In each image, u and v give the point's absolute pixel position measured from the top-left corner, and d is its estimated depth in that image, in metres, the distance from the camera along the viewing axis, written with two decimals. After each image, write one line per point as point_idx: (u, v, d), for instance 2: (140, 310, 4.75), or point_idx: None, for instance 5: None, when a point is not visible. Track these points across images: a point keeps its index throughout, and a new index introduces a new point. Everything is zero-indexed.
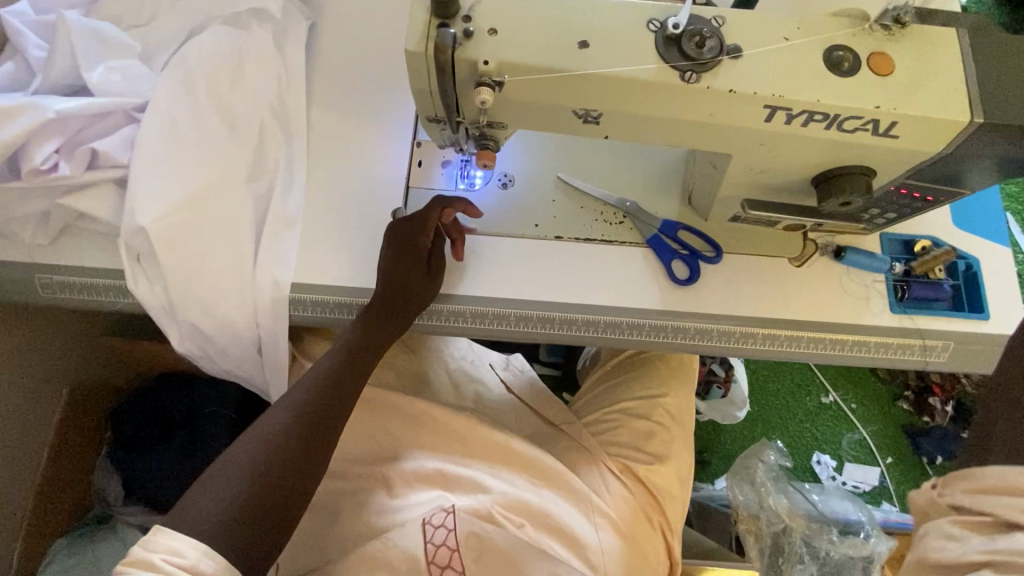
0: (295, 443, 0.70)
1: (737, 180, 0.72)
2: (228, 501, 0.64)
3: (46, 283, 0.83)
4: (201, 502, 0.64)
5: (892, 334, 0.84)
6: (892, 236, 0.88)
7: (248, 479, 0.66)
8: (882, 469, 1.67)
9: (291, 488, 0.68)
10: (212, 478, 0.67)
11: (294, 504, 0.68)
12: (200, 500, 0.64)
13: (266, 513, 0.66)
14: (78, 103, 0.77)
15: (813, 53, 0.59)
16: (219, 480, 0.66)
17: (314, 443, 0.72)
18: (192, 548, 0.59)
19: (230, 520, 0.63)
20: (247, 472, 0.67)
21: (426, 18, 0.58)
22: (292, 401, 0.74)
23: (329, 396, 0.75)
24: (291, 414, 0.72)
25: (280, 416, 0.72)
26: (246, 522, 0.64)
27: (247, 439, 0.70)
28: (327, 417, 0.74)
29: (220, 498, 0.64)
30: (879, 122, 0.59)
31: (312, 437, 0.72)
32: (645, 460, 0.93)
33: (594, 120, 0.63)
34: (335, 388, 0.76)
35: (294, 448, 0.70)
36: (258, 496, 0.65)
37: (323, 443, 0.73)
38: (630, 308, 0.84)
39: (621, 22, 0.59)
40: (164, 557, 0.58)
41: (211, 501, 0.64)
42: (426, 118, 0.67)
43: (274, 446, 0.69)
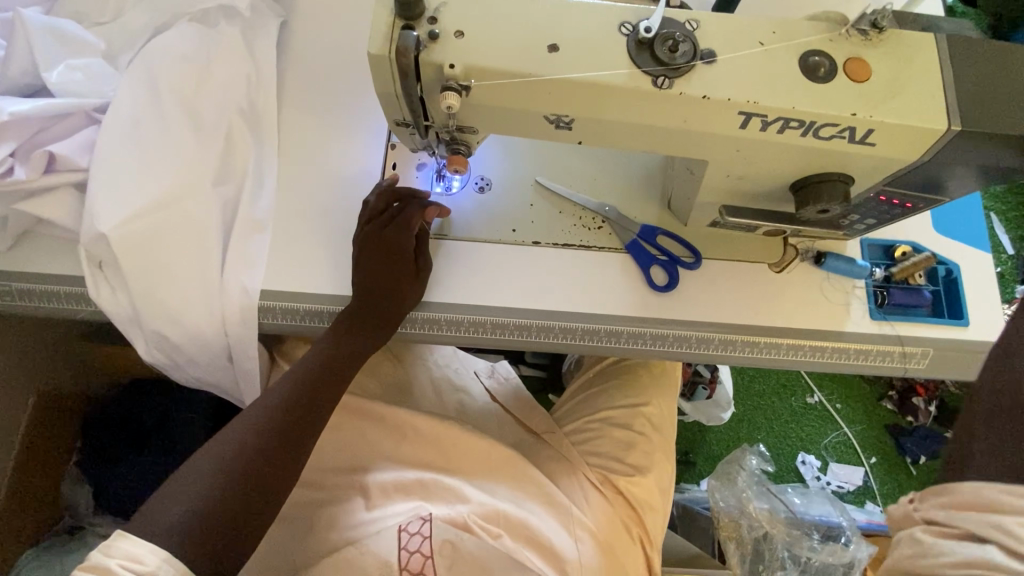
0: (266, 448, 0.68)
1: (715, 187, 0.71)
2: (195, 504, 0.63)
3: (4, 291, 0.80)
4: (167, 505, 0.63)
5: (871, 341, 0.84)
6: (872, 241, 0.88)
7: (216, 484, 0.65)
8: (866, 469, 1.67)
9: (261, 493, 0.67)
10: (180, 480, 0.65)
11: (264, 509, 0.67)
12: (166, 503, 0.63)
13: (233, 518, 0.64)
14: (35, 105, 0.74)
15: (788, 58, 0.57)
16: (187, 483, 0.65)
17: (288, 448, 0.70)
18: (153, 554, 0.58)
19: (194, 524, 0.61)
20: (216, 476, 0.65)
21: (389, 19, 0.55)
22: (266, 404, 0.72)
23: (304, 401, 0.73)
24: (263, 418, 0.70)
25: (252, 419, 0.70)
26: (213, 527, 0.62)
27: (219, 442, 0.69)
28: (302, 422, 0.72)
29: (186, 501, 0.63)
30: (856, 130, 0.58)
31: (285, 441, 0.70)
32: (626, 471, 0.91)
33: (566, 126, 0.61)
34: (310, 393, 0.74)
35: (264, 453, 0.68)
36: (225, 500, 0.64)
37: (297, 448, 0.71)
38: (608, 315, 0.83)
39: (592, 25, 0.57)
40: (120, 563, 0.56)
41: (177, 505, 0.63)
42: (394, 122, 0.65)
43: (244, 450, 0.67)
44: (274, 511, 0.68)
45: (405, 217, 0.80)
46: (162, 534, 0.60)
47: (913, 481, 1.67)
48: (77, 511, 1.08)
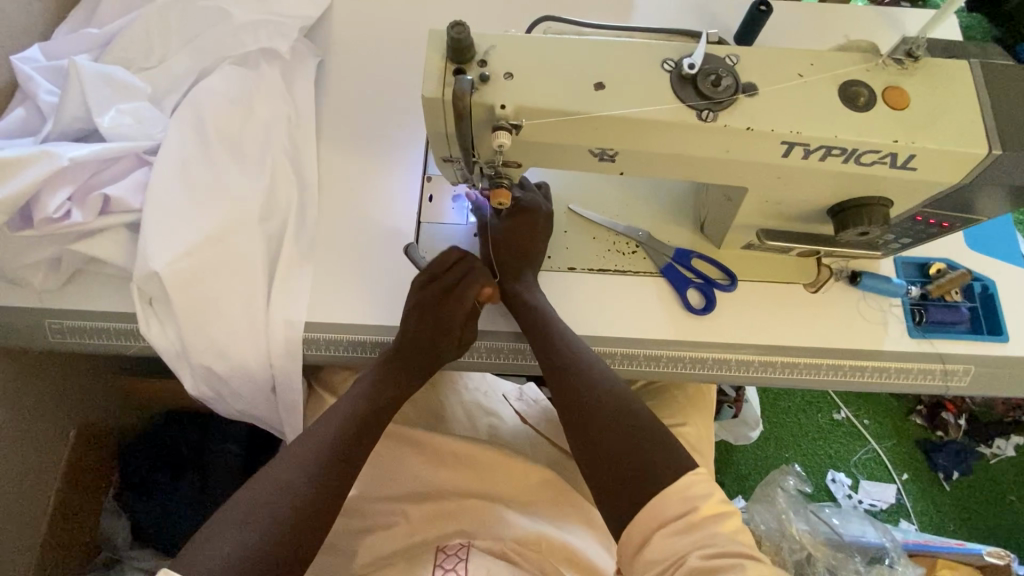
0: (313, 483, 0.70)
1: (753, 211, 0.72)
2: (241, 544, 0.64)
3: (56, 328, 0.82)
4: (213, 545, 0.64)
5: (912, 359, 0.84)
6: (906, 259, 0.88)
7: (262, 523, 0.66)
8: (899, 486, 1.65)
9: (305, 531, 0.67)
10: (229, 519, 0.66)
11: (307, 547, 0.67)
12: (215, 541, 0.64)
13: (274, 558, 0.64)
14: (91, 149, 0.77)
15: (828, 87, 0.59)
16: (235, 522, 0.66)
17: (331, 486, 0.71)
18: None
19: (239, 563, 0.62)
20: (264, 514, 0.66)
21: (441, 63, 0.58)
22: (308, 445, 0.73)
23: (349, 437, 0.75)
24: (309, 457, 0.72)
25: (300, 457, 0.72)
26: (258, 565, 0.63)
27: (263, 478, 0.70)
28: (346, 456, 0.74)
29: (234, 540, 0.64)
30: (897, 156, 0.59)
31: (331, 477, 0.71)
32: None
33: (610, 158, 0.63)
34: (356, 430, 0.76)
35: (311, 489, 0.69)
36: (272, 539, 0.65)
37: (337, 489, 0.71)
38: (647, 340, 0.83)
39: (635, 62, 0.59)
40: None
41: (225, 544, 0.64)
42: (441, 158, 0.67)
43: (292, 487, 0.69)
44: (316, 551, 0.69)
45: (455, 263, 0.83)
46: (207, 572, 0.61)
47: (947, 497, 1.64)
48: (113, 544, 1.08)
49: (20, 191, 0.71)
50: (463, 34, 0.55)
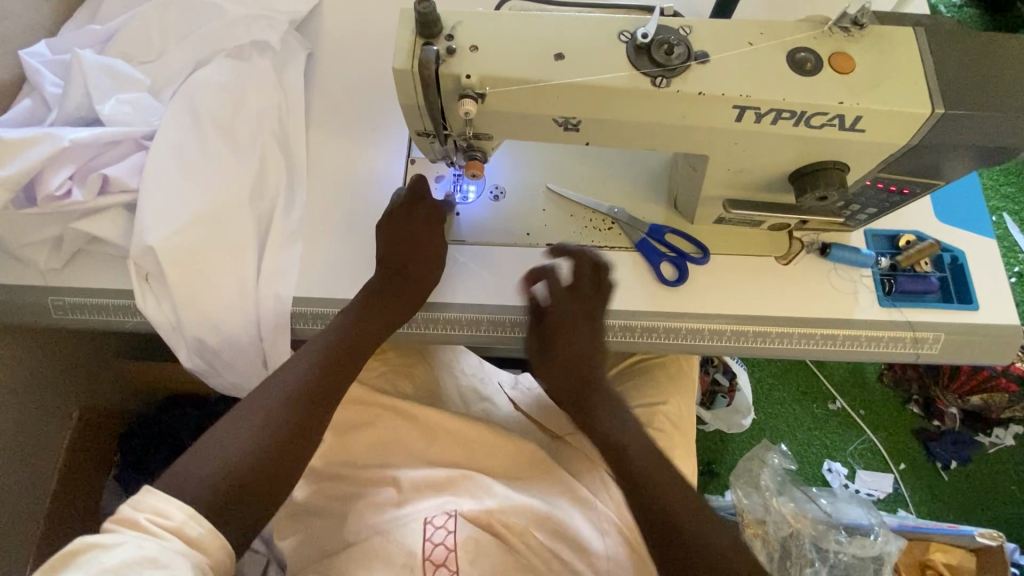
0: (293, 414, 0.73)
1: (718, 181, 0.75)
2: (221, 465, 0.66)
3: (59, 305, 0.86)
4: (194, 465, 0.65)
5: (882, 327, 0.86)
6: (876, 232, 0.90)
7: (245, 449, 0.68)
8: (896, 475, 1.65)
9: (284, 457, 0.70)
10: (209, 443, 0.68)
11: (287, 472, 0.70)
12: (194, 462, 0.66)
13: (259, 482, 0.67)
14: (90, 132, 0.81)
15: (777, 54, 0.62)
16: (216, 446, 0.68)
17: (311, 416, 0.74)
18: (179, 509, 0.58)
19: (225, 485, 0.64)
20: (243, 440, 0.69)
21: (411, 38, 0.62)
22: (287, 382, 0.76)
23: (328, 370, 0.78)
24: (288, 390, 0.75)
25: (279, 390, 0.74)
26: (239, 484, 0.65)
27: (243, 412, 0.72)
28: (324, 387, 0.77)
29: (213, 462, 0.66)
30: (844, 117, 0.62)
31: (308, 408, 0.74)
32: None
33: (574, 127, 0.66)
34: (333, 362, 0.79)
35: (290, 419, 0.72)
36: (252, 463, 0.67)
37: (315, 421, 0.74)
38: (623, 310, 0.86)
39: (594, 35, 0.63)
40: (148, 516, 0.56)
41: (206, 465, 0.65)
42: (417, 132, 0.70)
43: (271, 417, 0.72)
44: (296, 476, 0.72)
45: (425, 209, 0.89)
46: (191, 492, 0.62)
47: (944, 486, 1.64)
48: None
49: (25, 169, 0.77)
50: (429, 9, 0.59)
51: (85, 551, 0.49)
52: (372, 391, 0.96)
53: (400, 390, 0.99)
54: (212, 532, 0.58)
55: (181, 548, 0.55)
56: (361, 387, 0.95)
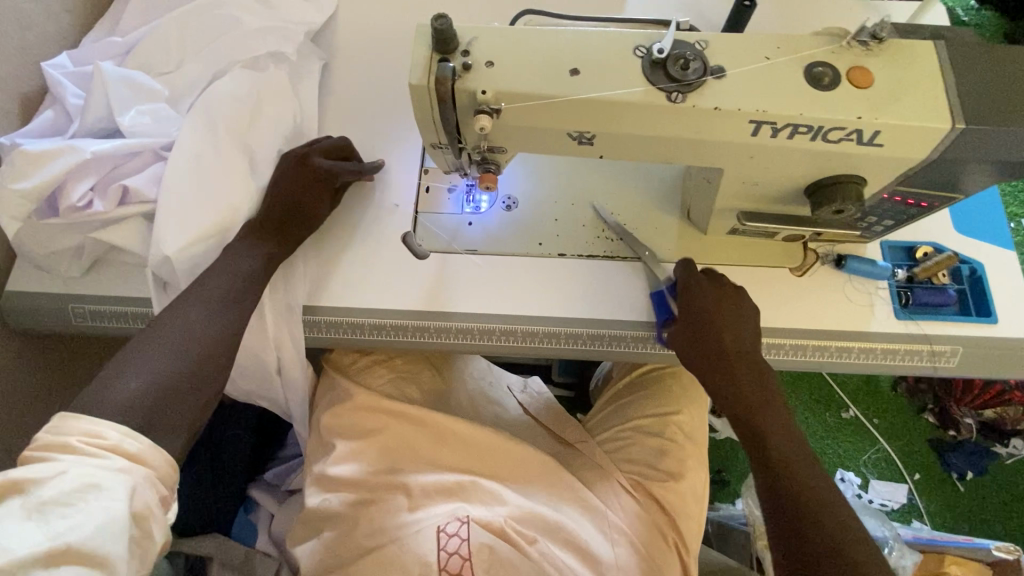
0: (208, 333, 0.74)
1: (733, 193, 0.75)
2: (141, 385, 0.67)
3: (79, 312, 0.87)
4: (111, 387, 0.66)
5: (899, 340, 0.85)
6: (893, 243, 0.90)
7: (163, 369, 0.70)
8: (909, 485, 1.63)
9: (202, 371, 0.72)
10: (123, 368, 0.68)
11: (209, 382, 0.72)
12: (111, 386, 0.66)
13: (182, 394, 0.69)
14: (112, 144, 0.83)
15: (794, 68, 0.61)
16: (130, 368, 0.68)
17: (226, 331, 0.76)
18: (113, 429, 0.60)
19: (150, 404, 0.66)
20: (158, 362, 0.70)
21: (426, 54, 0.62)
22: (194, 306, 0.76)
23: (238, 290, 0.79)
24: (199, 309, 0.75)
25: (189, 314, 0.75)
26: (161, 400, 0.67)
27: (157, 333, 0.73)
28: (236, 305, 0.78)
29: (130, 384, 0.67)
30: (863, 132, 0.61)
31: (223, 324, 0.76)
32: (658, 476, 0.90)
33: (588, 141, 0.66)
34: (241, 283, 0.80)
35: (206, 337, 0.74)
36: (171, 381, 0.69)
37: (233, 336, 0.76)
38: (635, 321, 0.86)
39: (609, 49, 0.63)
40: (81, 438, 0.58)
41: (121, 387, 0.66)
42: (430, 144, 0.71)
43: (186, 337, 0.73)
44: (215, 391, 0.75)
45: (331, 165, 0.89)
46: (114, 409, 0.64)
47: (960, 497, 1.61)
48: None
49: (47, 181, 0.80)
50: (445, 26, 0.59)
51: (27, 485, 0.52)
52: (382, 397, 0.96)
53: (412, 397, 0.99)
54: (152, 447, 0.60)
55: (122, 465, 0.57)
56: (372, 395, 0.95)
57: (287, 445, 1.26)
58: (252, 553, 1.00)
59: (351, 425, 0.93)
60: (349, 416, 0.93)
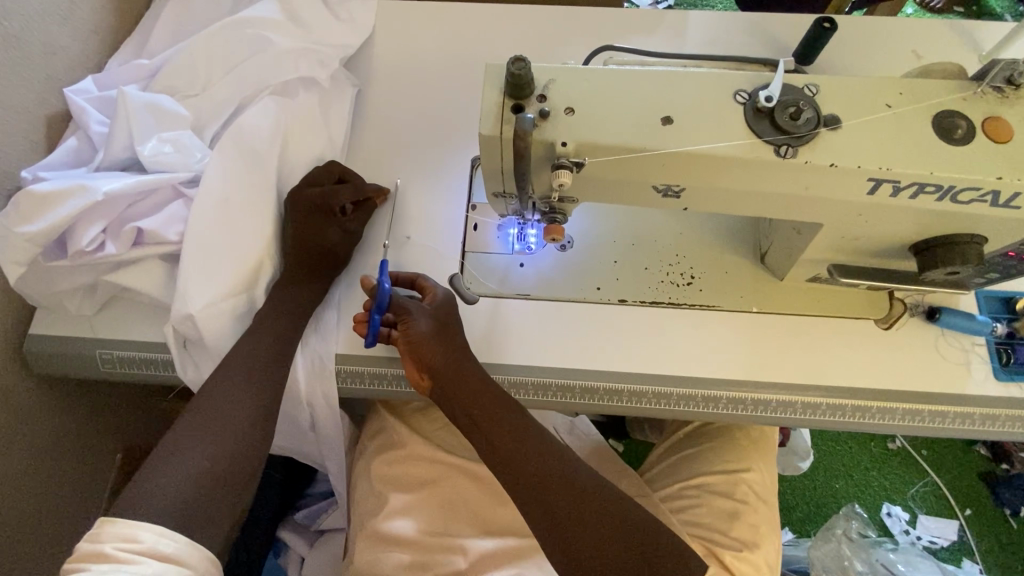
0: (244, 409, 0.72)
1: (825, 246, 0.67)
2: (181, 478, 0.66)
3: (106, 358, 0.81)
4: (152, 483, 0.65)
5: (999, 404, 0.77)
6: (989, 293, 0.81)
7: (203, 456, 0.69)
8: (961, 522, 1.54)
9: (241, 452, 0.71)
10: (162, 460, 0.68)
11: (250, 461, 0.71)
12: (152, 481, 0.66)
13: (223, 480, 0.68)
14: (126, 183, 0.76)
15: (920, 120, 0.53)
16: (169, 461, 0.67)
17: (262, 404, 0.74)
18: (148, 532, 0.60)
19: (192, 497, 0.65)
20: (196, 449, 0.69)
21: (498, 99, 0.55)
22: (225, 381, 0.73)
23: (271, 356, 0.76)
24: (232, 384, 0.73)
25: (221, 390, 0.73)
26: (203, 491, 0.66)
27: (193, 416, 0.71)
28: (269, 374, 0.75)
29: (171, 477, 0.66)
30: (1001, 193, 0.53)
31: (257, 398, 0.73)
32: (733, 546, 0.81)
33: (675, 194, 0.59)
34: (273, 348, 0.76)
35: (242, 415, 0.72)
36: (212, 467, 0.68)
37: (269, 408, 0.74)
38: (706, 378, 0.78)
39: (704, 94, 0.55)
40: (115, 545, 0.58)
41: (162, 483, 0.65)
42: (493, 193, 0.64)
43: (222, 418, 0.71)
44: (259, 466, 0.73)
45: (334, 193, 0.83)
46: (156, 507, 0.63)
47: (1015, 537, 1.53)
48: None
49: (56, 224, 0.72)
50: (524, 69, 0.52)
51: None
52: (435, 445, 0.90)
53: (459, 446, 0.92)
54: (186, 545, 0.61)
55: (155, 569, 0.58)
56: (406, 450, 0.89)
57: (317, 482, 1.20)
58: None
59: (396, 476, 0.87)
60: (398, 466, 0.88)
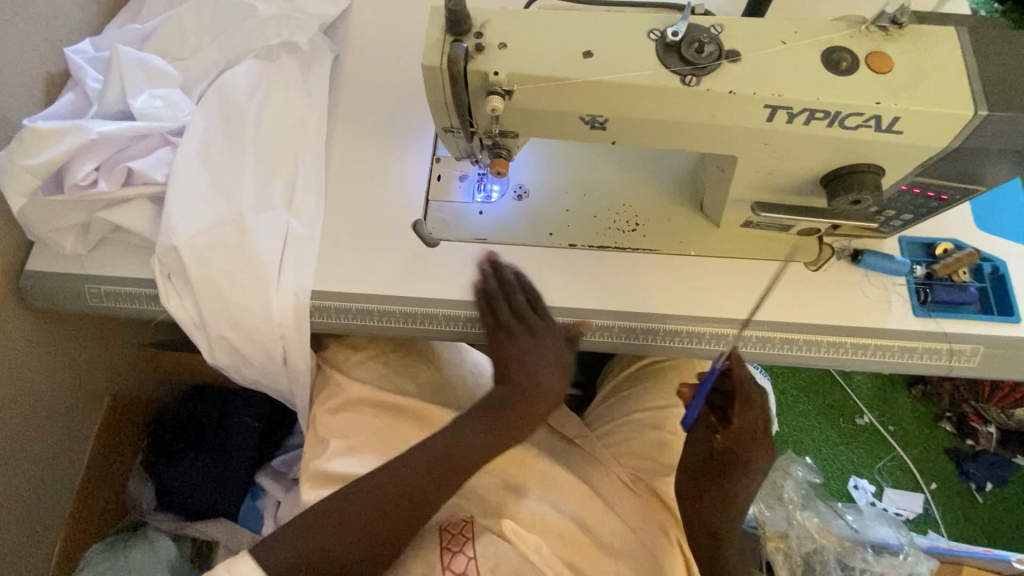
0: (378, 529, 0.79)
1: (746, 183, 0.74)
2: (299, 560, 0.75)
3: (94, 293, 0.88)
4: (284, 544, 0.76)
5: (916, 337, 0.83)
6: (911, 239, 0.88)
7: (316, 545, 0.76)
8: (927, 495, 1.57)
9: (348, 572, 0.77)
10: (310, 520, 0.78)
11: None
12: (281, 542, 0.76)
13: None
14: (119, 126, 0.83)
15: (811, 54, 0.61)
16: (318, 527, 0.77)
17: (393, 533, 0.79)
18: None
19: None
20: (331, 532, 0.77)
21: (441, 36, 0.62)
22: (367, 502, 0.79)
23: (406, 514, 0.80)
24: (370, 528, 0.78)
25: (365, 502, 0.79)
26: None
27: (351, 499, 0.80)
28: (401, 526, 0.80)
29: (293, 552, 0.76)
30: (882, 118, 0.60)
31: (386, 538, 0.79)
32: (658, 470, 0.91)
33: (600, 125, 0.66)
34: (416, 508, 0.80)
35: (375, 533, 0.78)
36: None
37: (389, 544, 0.79)
38: (646, 314, 0.85)
39: (622, 32, 0.62)
40: None
41: (279, 556, 0.75)
42: (443, 129, 0.71)
43: (362, 534, 0.78)
44: None
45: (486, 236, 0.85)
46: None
47: (978, 509, 1.56)
48: (140, 508, 1.15)
49: (54, 159, 0.79)
50: (459, 6, 0.59)
51: None
52: (381, 390, 0.96)
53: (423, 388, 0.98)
54: None
55: None
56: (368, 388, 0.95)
57: (294, 433, 1.24)
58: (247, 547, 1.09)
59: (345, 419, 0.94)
60: (350, 411, 0.94)
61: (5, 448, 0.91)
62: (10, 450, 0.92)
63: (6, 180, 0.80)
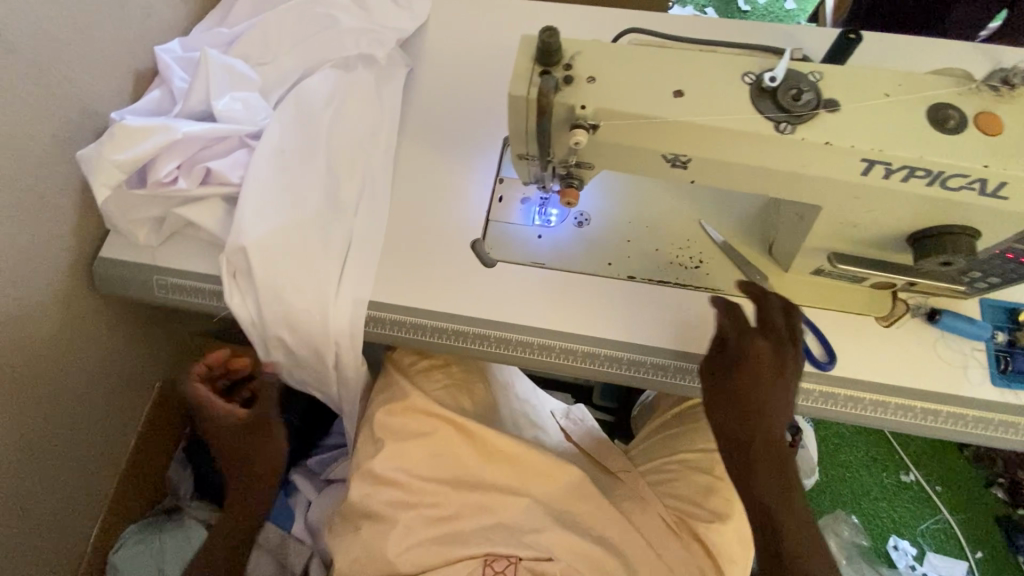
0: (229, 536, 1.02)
1: (827, 233, 0.71)
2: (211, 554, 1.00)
3: (162, 284, 0.91)
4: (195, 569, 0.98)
5: (993, 408, 0.78)
6: (992, 302, 0.83)
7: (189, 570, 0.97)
8: (973, 565, 1.46)
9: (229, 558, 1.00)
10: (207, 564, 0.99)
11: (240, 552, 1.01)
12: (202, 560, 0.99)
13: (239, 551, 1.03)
14: (203, 127, 0.86)
15: (915, 110, 0.59)
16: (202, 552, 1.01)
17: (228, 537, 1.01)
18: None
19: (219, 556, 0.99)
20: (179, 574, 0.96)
21: (530, 65, 0.62)
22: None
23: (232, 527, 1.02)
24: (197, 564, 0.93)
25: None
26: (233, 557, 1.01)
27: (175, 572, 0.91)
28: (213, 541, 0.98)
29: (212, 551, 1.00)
30: (987, 182, 0.57)
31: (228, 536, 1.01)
32: (704, 515, 0.87)
33: (682, 164, 0.64)
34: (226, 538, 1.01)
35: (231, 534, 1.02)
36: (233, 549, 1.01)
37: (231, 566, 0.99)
38: (704, 355, 0.83)
39: (715, 73, 0.61)
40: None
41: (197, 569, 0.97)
42: (517, 154, 0.71)
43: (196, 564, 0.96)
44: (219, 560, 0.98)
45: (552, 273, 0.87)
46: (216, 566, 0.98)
47: None
48: (178, 493, 1.19)
49: (142, 155, 0.82)
50: (553, 38, 0.59)
51: None
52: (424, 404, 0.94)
53: (469, 407, 0.96)
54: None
55: None
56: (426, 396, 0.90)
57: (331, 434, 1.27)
58: (283, 544, 1.09)
59: None
60: (398, 417, 0.88)
61: (62, 423, 0.94)
62: (70, 424, 0.96)
63: (93, 171, 0.82)
